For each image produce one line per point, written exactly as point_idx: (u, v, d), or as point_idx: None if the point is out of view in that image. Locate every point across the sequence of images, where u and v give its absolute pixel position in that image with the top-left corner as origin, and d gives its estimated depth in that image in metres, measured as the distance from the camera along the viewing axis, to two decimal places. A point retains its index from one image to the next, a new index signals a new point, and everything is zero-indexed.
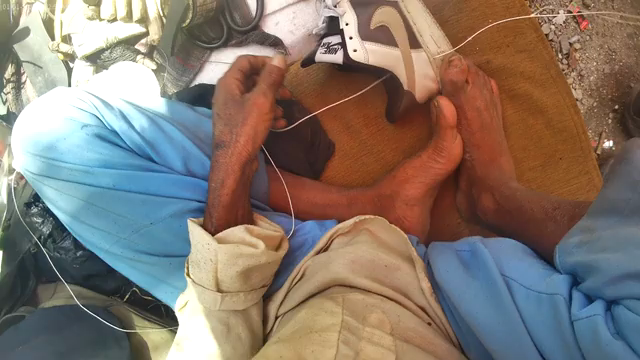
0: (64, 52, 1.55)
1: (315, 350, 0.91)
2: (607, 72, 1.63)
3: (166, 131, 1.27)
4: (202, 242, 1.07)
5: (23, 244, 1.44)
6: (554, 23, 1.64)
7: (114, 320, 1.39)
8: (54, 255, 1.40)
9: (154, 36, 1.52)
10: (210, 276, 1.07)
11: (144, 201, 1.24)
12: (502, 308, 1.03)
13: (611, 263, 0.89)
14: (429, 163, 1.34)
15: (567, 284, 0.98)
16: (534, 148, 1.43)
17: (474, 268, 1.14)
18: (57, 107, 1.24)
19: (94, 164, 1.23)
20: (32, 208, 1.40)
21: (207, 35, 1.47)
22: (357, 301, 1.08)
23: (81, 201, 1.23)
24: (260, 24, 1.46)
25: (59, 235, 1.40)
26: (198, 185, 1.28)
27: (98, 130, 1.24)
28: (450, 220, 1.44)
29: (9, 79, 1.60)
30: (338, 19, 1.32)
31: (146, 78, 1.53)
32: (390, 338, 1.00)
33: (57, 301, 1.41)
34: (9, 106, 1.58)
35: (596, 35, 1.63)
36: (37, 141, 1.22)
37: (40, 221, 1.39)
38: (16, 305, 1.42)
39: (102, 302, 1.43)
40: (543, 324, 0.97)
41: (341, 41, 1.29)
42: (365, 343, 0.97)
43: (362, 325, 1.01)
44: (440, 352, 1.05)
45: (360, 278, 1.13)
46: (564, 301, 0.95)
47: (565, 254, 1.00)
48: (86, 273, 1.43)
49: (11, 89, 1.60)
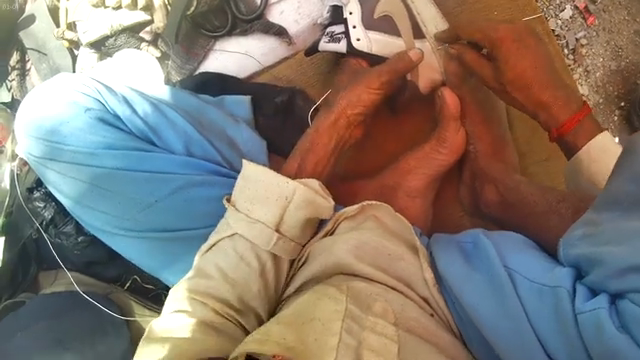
0: (69, 39, 1.47)
1: (318, 339, 0.90)
2: (614, 69, 1.50)
3: (169, 117, 1.28)
4: (280, 181, 1.15)
5: (26, 227, 1.41)
6: (561, 18, 1.51)
7: (113, 307, 1.40)
8: (55, 240, 1.39)
9: (158, 23, 1.44)
10: (276, 215, 1.15)
11: (146, 181, 1.26)
12: (503, 299, 0.99)
13: (615, 256, 0.85)
14: (432, 154, 1.33)
15: (571, 278, 0.94)
16: (539, 141, 1.44)
17: (477, 261, 1.09)
18: (61, 92, 1.28)
19: (96, 147, 1.26)
20: (34, 192, 1.38)
21: (212, 23, 1.42)
22: (360, 289, 1.03)
23: (84, 183, 1.27)
24: (265, 13, 1.41)
25: (61, 220, 1.39)
26: (200, 166, 1.28)
27: (102, 113, 1.27)
28: (453, 211, 1.43)
29: (15, 66, 1.52)
30: (341, 8, 1.36)
31: (149, 66, 1.44)
32: (393, 330, 0.96)
33: (59, 287, 1.43)
34: (14, 94, 1.49)
35: (604, 31, 1.50)
36: (40, 125, 1.27)
37: (43, 205, 1.38)
38: (18, 291, 1.43)
39: (103, 290, 1.44)
40: (547, 319, 0.94)
41: (345, 30, 1.35)
42: (369, 334, 0.93)
43: (365, 315, 0.96)
44: (442, 343, 1.02)
45: (364, 265, 1.08)
46: (570, 299, 0.91)
47: (569, 247, 0.95)
48: (87, 260, 1.42)
49: (16, 77, 1.51)
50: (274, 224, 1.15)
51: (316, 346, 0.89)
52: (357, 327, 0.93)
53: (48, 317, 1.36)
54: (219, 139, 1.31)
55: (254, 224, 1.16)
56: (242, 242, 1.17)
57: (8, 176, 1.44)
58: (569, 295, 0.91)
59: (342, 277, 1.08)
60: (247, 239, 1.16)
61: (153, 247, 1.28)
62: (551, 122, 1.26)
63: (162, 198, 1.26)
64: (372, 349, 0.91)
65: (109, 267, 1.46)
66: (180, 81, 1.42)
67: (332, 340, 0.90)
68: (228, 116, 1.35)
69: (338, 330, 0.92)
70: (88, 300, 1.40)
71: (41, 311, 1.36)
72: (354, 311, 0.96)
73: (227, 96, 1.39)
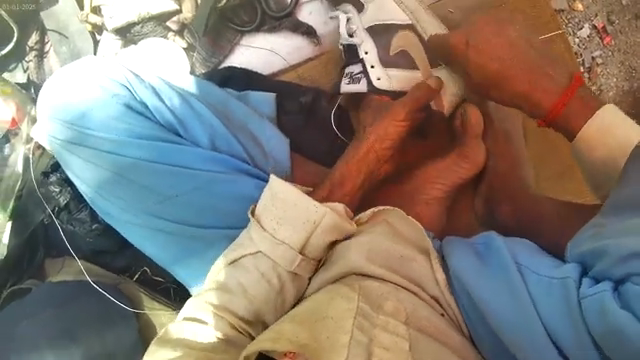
0: (93, 23, 1.48)
1: (330, 336, 0.84)
2: (627, 90, 1.49)
3: (196, 109, 1.27)
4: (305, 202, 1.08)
5: (38, 213, 1.41)
6: (579, 36, 1.50)
7: (122, 299, 1.39)
8: (67, 227, 1.39)
9: (186, 14, 1.47)
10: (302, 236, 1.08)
11: (169, 171, 1.24)
12: (513, 290, 0.96)
13: (622, 245, 0.87)
14: (453, 166, 1.32)
15: (578, 271, 0.93)
16: (552, 155, 1.44)
17: (488, 260, 1.04)
18: (89, 76, 1.27)
19: (121, 134, 1.25)
20: (50, 177, 1.38)
21: (240, 18, 1.45)
22: (371, 288, 0.96)
23: (106, 170, 1.26)
24: (294, 12, 1.44)
25: (75, 207, 1.38)
26: (223, 161, 1.26)
27: (129, 101, 1.26)
28: (467, 220, 1.37)
29: (33, 46, 1.49)
30: (356, 47, 1.39)
31: (175, 57, 1.47)
32: (404, 329, 0.89)
33: (69, 275, 1.43)
34: (30, 74, 1.49)
35: (619, 52, 1.49)
36: (66, 108, 1.26)
37: (58, 191, 1.38)
38: (23, 278, 1.42)
39: (112, 281, 1.42)
40: (556, 312, 0.91)
41: (363, 69, 1.38)
42: (380, 332, 0.86)
43: (377, 314, 0.89)
44: (453, 343, 0.94)
45: (376, 267, 1.00)
46: (573, 283, 0.90)
47: (574, 247, 0.96)
48: (96, 249, 1.41)
49: (34, 58, 1.49)
50: (299, 246, 1.08)
51: (328, 344, 0.83)
52: (370, 326, 0.86)
53: (50, 306, 1.34)
54: (244, 135, 1.30)
55: (278, 246, 1.08)
56: (263, 261, 1.09)
57: (21, 160, 1.39)
58: (573, 281, 0.91)
59: (355, 277, 1.00)
60: (269, 257, 1.09)
61: (169, 241, 1.25)
62: (538, 111, 1.23)
63: (183, 192, 1.24)
64: (384, 347, 0.84)
65: (118, 257, 1.43)
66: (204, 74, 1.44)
67: (343, 338, 0.83)
68: (253, 112, 1.34)
69: (349, 328, 0.85)
70: (96, 289, 1.39)
71: (46, 299, 1.35)
72: (365, 309, 0.89)
73: (251, 92, 1.39)
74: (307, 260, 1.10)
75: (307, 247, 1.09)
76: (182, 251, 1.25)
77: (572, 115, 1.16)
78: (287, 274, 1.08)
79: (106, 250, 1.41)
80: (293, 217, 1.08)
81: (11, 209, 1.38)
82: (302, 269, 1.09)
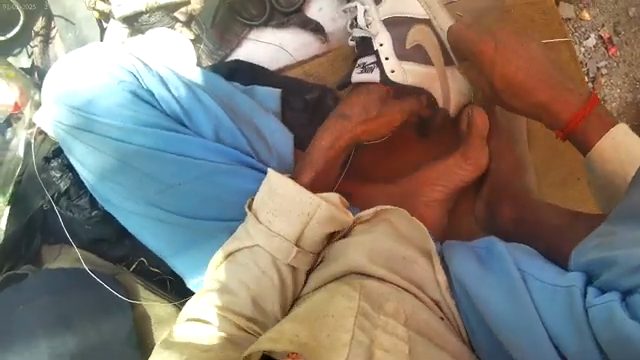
0: (100, 11, 1.46)
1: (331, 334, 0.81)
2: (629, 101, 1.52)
3: (202, 101, 1.27)
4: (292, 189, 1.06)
5: (37, 200, 1.40)
6: (584, 46, 1.54)
7: (120, 289, 1.37)
8: (66, 213, 1.38)
9: (195, 6, 1.45)
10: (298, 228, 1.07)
11: (174, 161, 1.23)
12: (514, 295, 0.95)
13: (635, 252, 0.86)
14: (455, 168, 1.31)
15: (581, 279, 0.92)
16: (556, 162, 1.47)
17: (489, 265, 1.03)
18: (96, 62, 1.26)
19: (127, 122, 1.24)
20: (51, 162, 1.38)
21: (249, 12, 1.47)
22: (370, 286, 0.94)
23: (110, 157, 1.24)
24: (303, 8, 1.47)
25: (75, 193, 1.38)
26: (228, 153, 1.25)
27: (135, 88, 1.25)
28: (467, 225, 1.36)
29: (38, 32, 1.49)
30: (370, 39, 1.38)
31: (182, 49, 1.45)
32: (403, 330, 0.87)
33: (66, 262, 1.42)
34: (35, 59, 1.48)
35: (624, 64, 1.52)
36: (72, 94, 1.25)
37: (58, 176, 1.37)
38: (20, 263, 1.41)
39: (110, 271, 1.41)
40: (557, 319, 0.90)
41: (377, 60, 1.37)
42: (381, 334, 0.84)
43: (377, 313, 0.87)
44: (451, 347, 0.93)
45: (377, 268, 0.98)
46: (577, 293, 0.90)
47: (580, 254, 0.95)
48: (94, 237, 1.40)
49: (39, 44, 1.49)
50: (294, 238, 1.07)
51: (328, 343, 0.80)
52: (371, 325, 0.84)
53: (47, 292, 1.33)
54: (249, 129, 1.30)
55: (274, 238, 1.08)
56: (262, 256, 1.08)
57: (22, 145, 1.40)
58: (577, 289, 0.90)
59: (355, 276, 0.98)
60: (266, 249, 1.08)
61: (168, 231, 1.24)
62: (555, 122, 1.21)
63: (186, 181, 1.23)
64: (384, 349, 0.82)
65: (116, 246, 1.43)
66: (210, 66, 1.46)
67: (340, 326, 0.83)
68: (258, 106, 1.34)
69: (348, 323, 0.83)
70: (94, 279, 1.37)
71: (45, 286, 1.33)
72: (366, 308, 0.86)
73: (256, 87, 1.39)
74: (304, 253, 1.09)
75: (302, 240, 1.08)
76: (184, 242, 1.24)
77: (589, 128, 1.15)
78: (285, 267, 1.08)
79: (105, 239, 1.41)
80: (287, 212, 1.07)
81: (11, 194, 1.38)
82: (298, 262, 1.09)
